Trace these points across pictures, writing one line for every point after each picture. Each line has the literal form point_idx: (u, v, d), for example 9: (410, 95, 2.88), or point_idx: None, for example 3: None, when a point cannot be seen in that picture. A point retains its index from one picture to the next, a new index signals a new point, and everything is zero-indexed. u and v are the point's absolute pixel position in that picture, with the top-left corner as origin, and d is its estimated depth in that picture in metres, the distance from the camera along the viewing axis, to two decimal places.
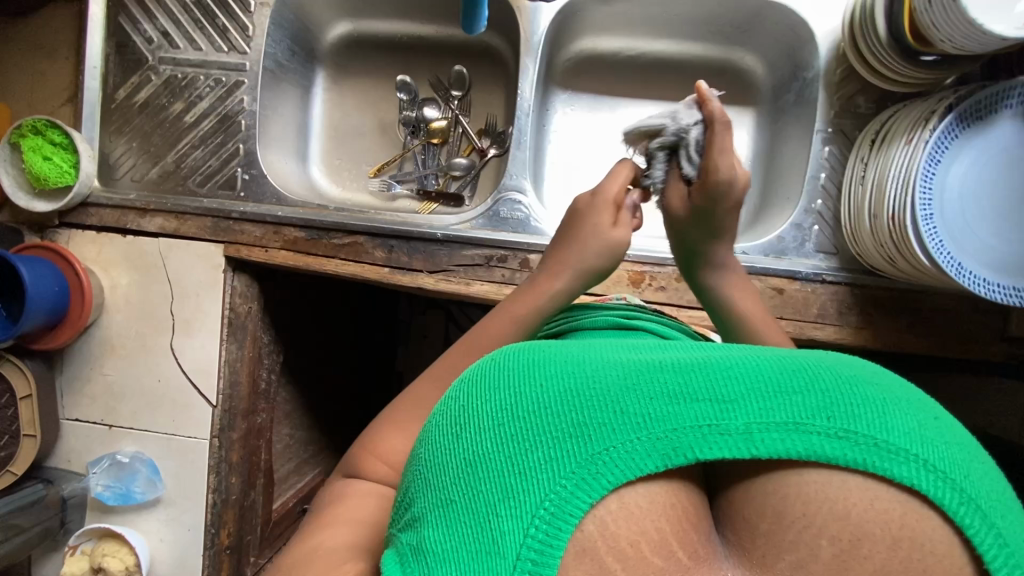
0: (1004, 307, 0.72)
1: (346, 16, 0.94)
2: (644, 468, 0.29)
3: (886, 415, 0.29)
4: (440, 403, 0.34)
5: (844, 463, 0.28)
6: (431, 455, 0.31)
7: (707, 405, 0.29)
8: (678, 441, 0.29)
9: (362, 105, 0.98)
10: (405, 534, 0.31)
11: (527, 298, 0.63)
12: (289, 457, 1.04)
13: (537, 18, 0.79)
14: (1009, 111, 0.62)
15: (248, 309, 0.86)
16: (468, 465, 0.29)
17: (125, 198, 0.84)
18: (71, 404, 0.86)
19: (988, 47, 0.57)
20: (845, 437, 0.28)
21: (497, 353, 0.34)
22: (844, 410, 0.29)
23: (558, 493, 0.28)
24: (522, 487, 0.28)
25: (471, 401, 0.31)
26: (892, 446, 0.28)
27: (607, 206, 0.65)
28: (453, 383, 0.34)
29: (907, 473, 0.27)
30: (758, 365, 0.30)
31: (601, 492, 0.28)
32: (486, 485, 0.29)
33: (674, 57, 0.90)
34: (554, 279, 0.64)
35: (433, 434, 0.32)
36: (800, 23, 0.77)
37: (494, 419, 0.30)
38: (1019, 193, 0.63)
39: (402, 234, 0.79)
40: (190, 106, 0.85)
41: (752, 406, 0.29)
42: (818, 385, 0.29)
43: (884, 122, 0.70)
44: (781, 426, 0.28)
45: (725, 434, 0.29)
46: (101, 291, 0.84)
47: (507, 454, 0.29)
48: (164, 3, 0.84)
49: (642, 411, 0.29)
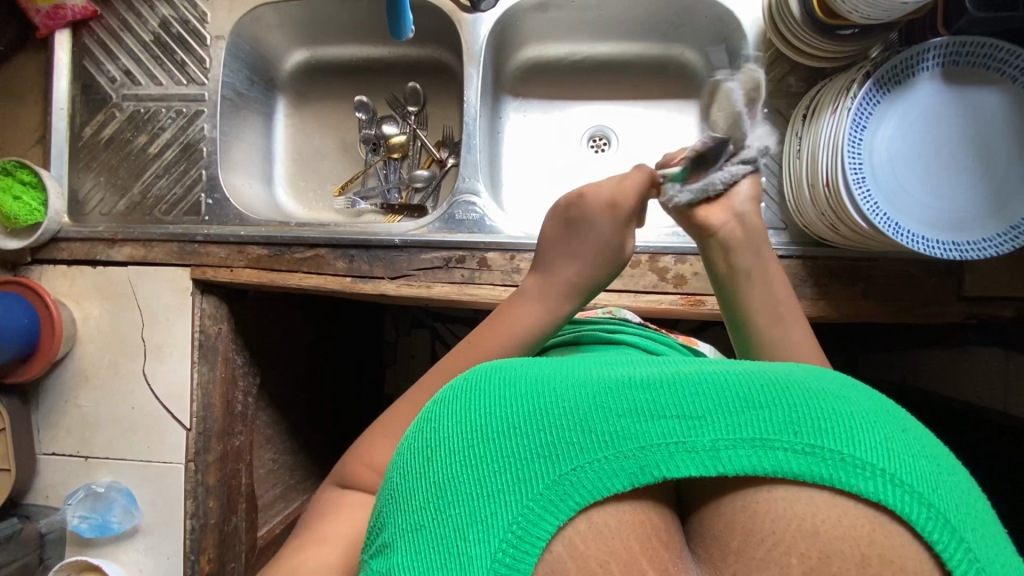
0: (958, 268, 0.73)
1: (302, 45, 0.99)
2: (612, 487, 0.30)
3: (852, 430, 0.30)
4: (413, 425, 0.36)
5: (811, 479, 0.29)
6: (404, 477, 0.33)
7: (675, 421, 0.31)
8: (646, 459, 0.30)
9: (323, 127, 1.02)
10: (378, 558, 0.33)
11: (529, 317, 0.58)
12: (274, 483, 1.03)
13: (478, 28, 0.83)
14: (926, 73, 0.64)
15: (217, 330, 0.87)
16: (438, 488, 0.31)
17: (93, 230, 0.86)
18: (47, 439, 0.87)
19: (891, 14, 0.60)
20: (811, 451, 0.29)
21: (472, 372, 0.36)
22: (810, 425, 0.30)
23: (526, 516, 0.30)
24: (492, 509, 0.30)
25: (442, 423, 0.33)
26: (858, 460, 0.29)
27: (618, 223, 0.62)
28: (427, 404, 0.36)
29: (874, 489, 0.29)
30: (726, 382, 0.32)
31: (568, 514, 0.30)
32: (457, 508, 0.30)
33: (618, 59, 0.94)
34: (562, 303, 0.60)
35: (408, 456, 0.34)
36: (728, 15, 0.80)
37: (465, 441, 0.32)
38: (949, 151, 0.65)
39: (361, 244, 0.81)
40: (154, 138, 0.88)
41: (719, 423, 0.30)
42: (785, 400, 0.31)
43: (813, 98, 0.72)
44: (747, 442, 0.30)
45: (692, 452, 0.30)
46: (73, 323, 0.85)
47: (477, 478, 0.31)
48: (127, 44, 0.89)
49: (609, 430, 0.31)
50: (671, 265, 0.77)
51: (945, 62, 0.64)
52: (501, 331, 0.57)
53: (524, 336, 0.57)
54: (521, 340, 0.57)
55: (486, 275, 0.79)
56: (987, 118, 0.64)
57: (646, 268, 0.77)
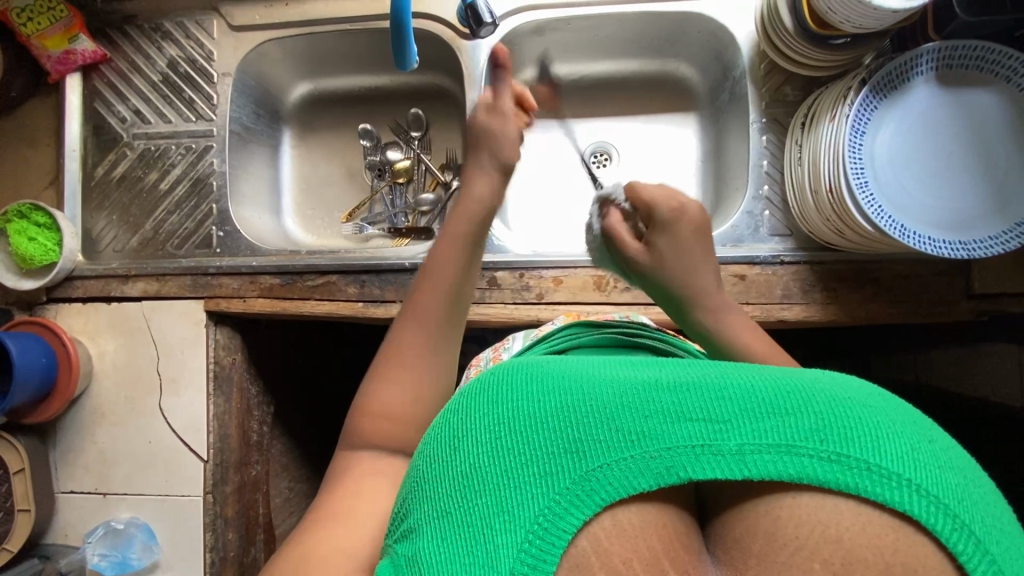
0: (964, 266, 0.74)
1: (305, 77, 1.00)
2: (638, 486, 0.31)
3: (880, 440, 0.30)
4: (441, 417, 0.37)
5: (836, 487, 0.29)
6: (431, 467, 0.34)
7: (701, 424, 0.31)
8: (672, 459, 0.31)
9: (329, 156, 1.03)
10: (403, 543, 0.33)
11: (463, 218, 0.62)
12: (290, 512, 1.02)
13: (477, 54, 0.85)
14: (921, 78, 0.66)
15: (231, 360, 0.88)
16: (467, 478, 0.32)
17: (108, 267, 0.88)
18: (65, 477, 0.87)
19: (883, 23, 0.62)
20: (836, 460, 0.30)
21: (500, 368, 0.37)
22: (837, 433, 0.30)
23: (552, 509, 0.30)
24: (518, 501, 0.31)
25: (471, 416, 0.34)
26: (885, 470, 0.29)
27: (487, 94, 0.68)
28: (454, 397, 0.37)
29: (900, 499, 0.29)
30: (752, 388, 0.32)
31: (593, 510, 0.30)
32: (484, 498, 0.31)
33: (615, 76, 0.95)
34: (477, 184, 0.64)
35: (437, 445, 0.35)
36: (721, 30, 0.82)
37: (493, 434, 0.33)
38: (947, 151, 0.66)
39: (372, 269, 0.82)
40: (164, 175, 0.90)
41: (745, 428, 0.31)
42: (812, 407, 0.31)
43: (810, 106, 0.73)
44: (773, 447, 0.30)
45: (717, 454, 0.31)
46: (89, 360, 0.86)
47: (505, 469, 0.32)
48: (136, 85, 0.91)
49: (634, 428, 0.31)
50: None
51: (938, 66, 0.65)
52: (444, 253, 0.59)
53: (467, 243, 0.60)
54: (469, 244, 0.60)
55: (496, 293, 0.80)
56: (984, 118, 0.65)
57: None
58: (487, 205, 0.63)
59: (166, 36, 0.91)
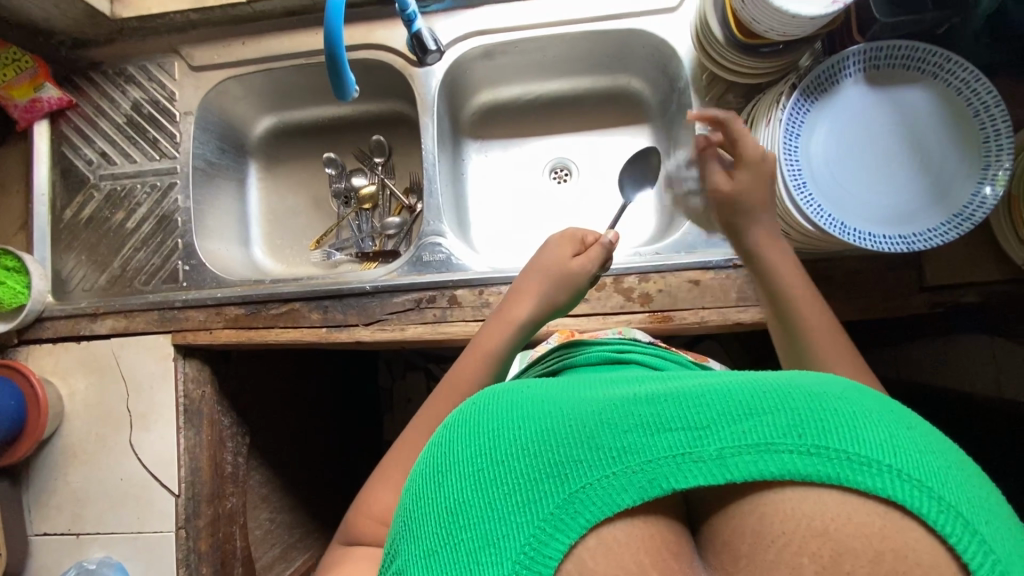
0: (917, 259, 0.74)
1: (269, 111, 1.03)
2: (621, 502, 0.31)
3: (858, 429, 0.31)
4: (426, 453, 0.38)
5: (818, 479, 0.30)
6: (417, 506, 0.35)
7: (681, 433, 0.32)
8: (653, 472, 0.31)
9: (295, 187, 1.06)
10: None
11: (492, 342, 0.65)
12: (271, 543, 1.02)
13: (430, 81, 0.87)
14: (850, 79, 0.67)
15: (201, 393, 0.88)
16: (451, 513, 0.33)
17: (76, 307, 0.89)
18: (39, 519, 0.87)
19: (805, 29, 0.63)
20: (816, 452, 0.30)
21: (483, 399, 0.38)
22: (814, 426, 0.31)
23: (537, 536, 0.31)
24: (503, 532, 0.31)
25: (454, 451, 0.35)
26: (865, 458, 0.30)
27: (569, 240, 0.70)
28: (438, 432, 0.38)
29: (882, 485, 0.29)
30: (728, 392, 0.33)
31: (578, 532, 0.31)
32: (469, 533, 0.32)
33: (570, 94, 0.98)
34: (520, 306, 0.67)
35: (422, 481, 0.36)
36: (663, 44, 0.84)
37: (475, 466, 0.34)
38: (898, 148, 0.67)
39: (334, 294, 0.83)
40: (130, 214, 0.92)
41: (723, 432, 0.31)
42: (788, 404, 0.32)
43: (751, 111, 0.75)
44: (753, 448, 0.31)
45: (698, 461, 0.31)
46: (59, 400, 0.86)
47: (489, 501, 0.32)
48: (101, 128, 0.94)
49: (614, 445, 0.32)
50: (635, 285, 0.78)
51: (866, 67, 0.67)
52: (467, 369, 0.63)
53: (489, 365, 0.64)
54: (483, 369, 0.63)
55: (457, 312, 0.80)
56: (915, 115, 0.66)
57: (611, 289, 0.79)
58: (518, 334, 0.66)
59: (129, 80, 0.94)
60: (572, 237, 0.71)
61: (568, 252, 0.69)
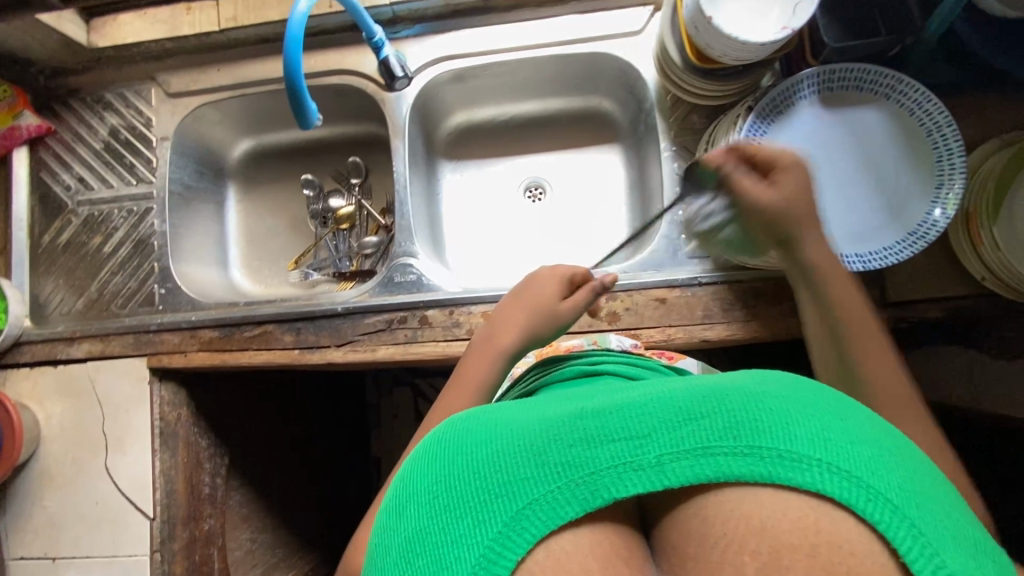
0: (879, 276, 0.75)
1: (246, 134, 1.05)
2: (565, 514, 0.31)
3: (788, 425, 0.31)
4: (390, 493, 0.37)
5: (751, 478, 0.30)
6: (382, 545, 0.34)
7: (624, 443, 0.31)
8: (596, 482, 0.31)
9: (274, 209, 1.07)
10: None
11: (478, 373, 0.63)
12: (253, 564, 1.02)
13: (401, 105, 0.89)
14: (805, 100, 0.69)
15: (177, 415, 0.89)
16: (409, 544, 0.32)
17: (54, 331, 0.90)
18: (15, 543, 0.87)
19: (759, 53, 0.65)
20: (750, 453, 0.30)
21: (443, 431, 0.38)
22: (748, 428, 0.31)
23: (486, 555, 0.30)
24: (455, 555, 0.30)
25: (414, 485, 0.34)
26: (795, 454, 0.30)
27: (557, 278, 0.69)
28: (402, 470, 0.38)
29: (811, 479, 0.30)
30: (667, 400, 0.33)
31: (524, 547, 0.30)
32: (423, 560, 0.30)
33: (542, 114, 0.99)
34: (507, 335, 0.65)
35: (387, 519, 0.35)
36: (628, 67, 0.86)
37: (432, 496, 0.33)
38: (857, 163, 0.68)
39: (306, 315, 0.84)
40: (108, 238, 0.93)
41: (663, 440, 0.31)
42: (724, 406, 0.32)
43: (711, 135, 0.77)
44: (691, 452, 0.31)
45: (638, 469, 0.31)
46: (35, 424, 0.87)
47: (443, 526, 0.31)
48: (79, 153, 0.95)
49: (560, 459, 0.31)
50: (603, 303, 0.79)
51: (821, 89, 0.68)
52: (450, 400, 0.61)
53: (478, 395, 0.62)
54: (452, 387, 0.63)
55: (428, 332, 0.81)
56: (870, 135, 0.68)
57: None
58: (502, 364, 0.64)
59: (107, 106, 0.95)
60: (560, 276, 0.69)
61: (557, 292, 0.68)
